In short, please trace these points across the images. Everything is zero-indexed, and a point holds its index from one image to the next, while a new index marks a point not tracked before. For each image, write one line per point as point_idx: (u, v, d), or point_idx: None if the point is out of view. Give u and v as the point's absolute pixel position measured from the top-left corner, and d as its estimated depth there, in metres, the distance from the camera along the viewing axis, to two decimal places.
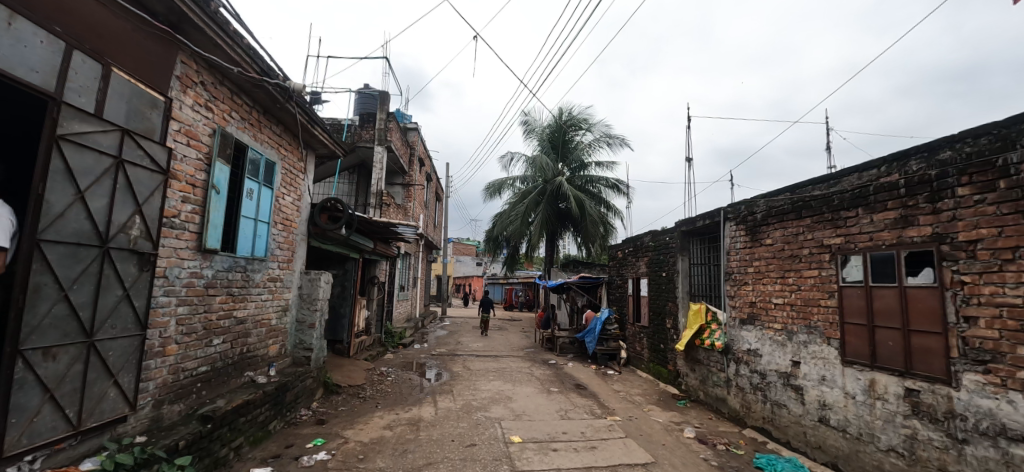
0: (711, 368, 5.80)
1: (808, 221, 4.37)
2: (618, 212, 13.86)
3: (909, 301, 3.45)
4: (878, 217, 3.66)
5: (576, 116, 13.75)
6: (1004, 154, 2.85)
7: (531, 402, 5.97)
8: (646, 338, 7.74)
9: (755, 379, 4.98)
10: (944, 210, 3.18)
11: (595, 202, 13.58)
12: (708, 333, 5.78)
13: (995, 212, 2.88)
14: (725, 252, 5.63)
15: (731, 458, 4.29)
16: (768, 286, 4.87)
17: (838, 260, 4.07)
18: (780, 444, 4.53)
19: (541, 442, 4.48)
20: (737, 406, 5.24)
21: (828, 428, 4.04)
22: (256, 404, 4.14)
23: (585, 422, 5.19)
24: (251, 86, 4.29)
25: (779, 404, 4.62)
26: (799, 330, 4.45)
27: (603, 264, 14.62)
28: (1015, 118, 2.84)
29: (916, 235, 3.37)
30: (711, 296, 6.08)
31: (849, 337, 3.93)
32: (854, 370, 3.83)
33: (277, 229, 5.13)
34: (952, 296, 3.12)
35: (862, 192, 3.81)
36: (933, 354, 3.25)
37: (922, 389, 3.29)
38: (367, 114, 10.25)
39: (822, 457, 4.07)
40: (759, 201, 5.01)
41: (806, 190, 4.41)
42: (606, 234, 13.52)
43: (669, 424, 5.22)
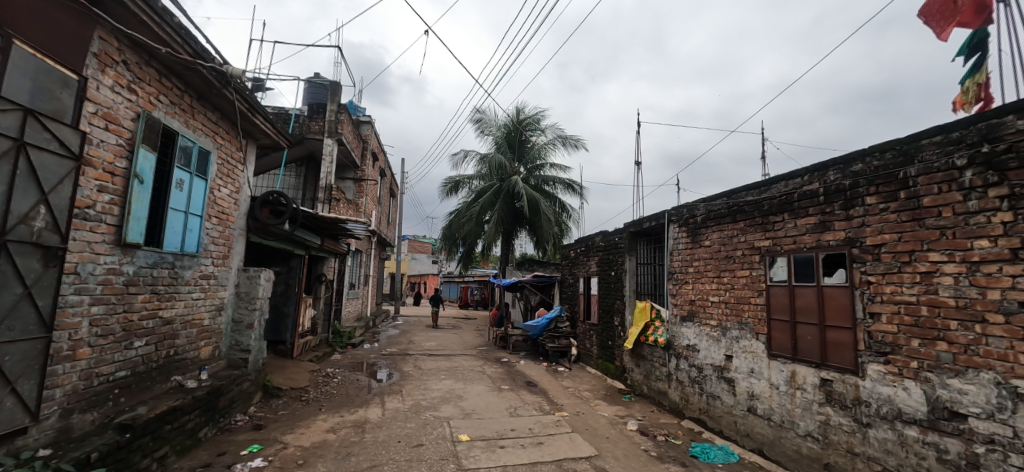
0: (654, 363, 6.07)
1: (742, 224, 4.67)
2: (573, 212, 14.14)
3: (825, 299, 3.78)
4: (801, 222, 3.99)
5: (532, 116, 13.89)
6: (905, 168, 3.19)
7: (481, 401, 5.97)
8: (596, 335, 7.96)
9: (693, 373, 5.26)
10: (855, 217, 3.52)
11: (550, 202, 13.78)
12: (652, 330, 6.04)
13: (896, 219, 3.22)
14: (668, 253, 5.91)
15: (669, 448, 4.51)
16: (706, 285, 5.16)
17: (767, 261, 4.38)
18: (714, 433, 4.83)
19: (489, 440, 4.49)
20: (677, 399, 5.52)
21: (756, 417, 4.35)
22: (184, 411, 3.85)
23: (533, 419, 5.27)
24: (182, 68, 3.97)
25: (713, 396, 4.92)
26: (732, 326, 4.76)
27: (557, 263, 14.90)
28: (914, 136, 3.18)
29: (832, 239, 3.70)
30: (655, 295, 6.36)
31: (775, 333, 4.24)
32: (779, 362, 4.15)
33: (210, 223, 4.78)
34: (860, 294, 3.45)
35: (788, 198, 4.12)
36: (843, 347, 3.59)
37: (834, 379, 3.63)
38: (316, 104, 9.80)
39: (750, 444, 4.39)
40: (699, 205, 5.30)
41: (740, 195, 4.70)
42: (560, 234, 13.74)
43: (614, 418, 5.41)
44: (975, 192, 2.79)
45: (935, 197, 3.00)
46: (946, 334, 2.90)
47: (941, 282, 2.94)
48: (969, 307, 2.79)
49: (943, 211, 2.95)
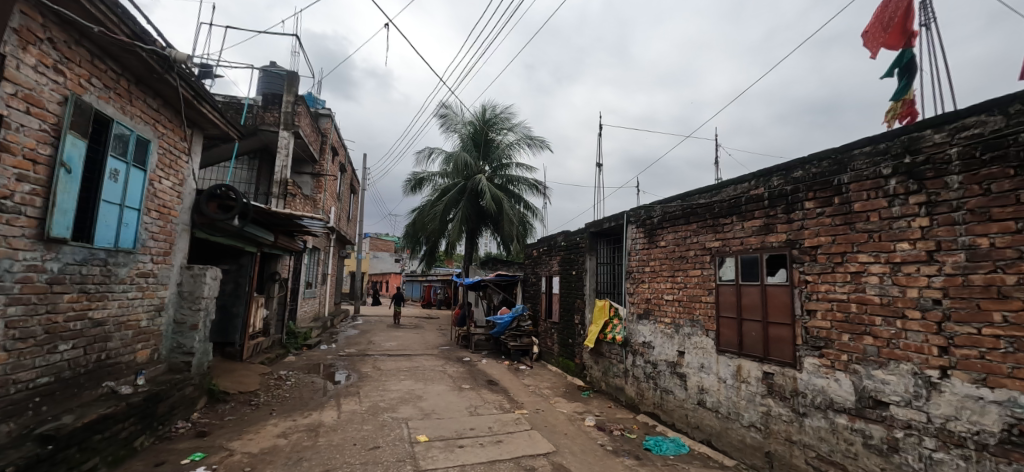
0: (612, 360, 6.23)
1: (694, 226, 4.88)
2: (537, 212, 14.27)
3: (768, 297, 4.01)
4: (748, 224, 4.21)
5: (497, 116, 13.90)
6: (838, 176, 3.45)
7: (441, 400, 5.92)
8: (557, 334, 8.08)
9: (648, 369, 5.45)
10: (795, 220, 3.76)
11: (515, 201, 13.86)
12: (611, 328, 6.21)
13: (831, 222, 3.47)
14: (626, 252, 6.09)
15: (624, 442, 4.65)
16: (661, 284, 5.36)
17: (717, 261, 4.60)
18: (667, 427, 5.03)
19: (447, 440, 4.46)
20: (633, 394, 5.70)
21: (705, 410, 4.56)
22: (118, 419, 3.57)
23: (492, 417, 5.28)
24: (119, 50, 3.68)
25: (666, 391, 5.11)
26: (684, 323, 4.96)
27: (521, 262, 15.01)
28: (846, 146, 3.44)
29: (775, 240, 3.94)
30: (613, 293, 6.53)
31: (723, 329, 4.46)
32: (726, 357, 4.38)
33: (150, 217, 4.46)
34: (799, 293, 3.70)
35: (736, 202, 4.35)
36: (783, 342, 3.83)
37: (775, 372, 3.87)
38: (271, 95, 9.36)
39: (700, 436, 4.60)
40: (656, 206, 5.49)
41: (693, 198, 4.92)
42: (524, 233, 13.85)
43: (572, 414, 5.52)
44: (898, 199, 3.06)
45: (863, 202, 3.26)
46: (872, 329, 3.16)
47: (868, 281, 3.19)
48: (891, 304, 3.06)
49: (871, 216, 3.21)
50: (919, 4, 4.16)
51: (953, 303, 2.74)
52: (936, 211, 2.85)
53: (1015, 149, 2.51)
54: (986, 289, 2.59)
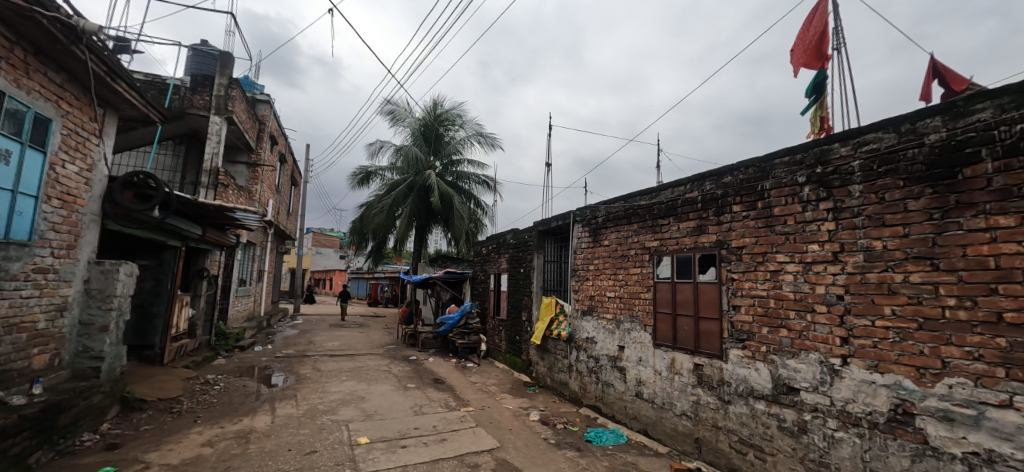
0: (557, 356, 6.39)
1: (635, 226, 5.11)
2: (487, 210, 14.29)
3: (699, 294, 4.29)
4: (683, 225, 4.47)
5: (449, 111, 13.73)
6: (761, 182, 3.75)
7: (385, 401, 5.77)
8: (504, 331, 8.14)
9: (590, 363, 5.64)
10: (724, 222, 4.05)
11: (465, 198, 13.79)
12: (556, 324, 6.36)
13: (754, 225, 3.77)
14: (572, 251, 6.26)
15: (567, 434, 4.80)
16: (604, 282, 5.56)
17: (655, 260, 4.85)
18: (607, 418, 5.24)
19: (389, 441, 4.36)
20: (576, 388, 5.89)
21: (642, 401, 4.80)
22: (7, 434, 3.14)
23: (437, 416, 5.24)
24: (13, 15, 3.23)
25: (607, 384, 5.32)
26: (624, 319, 5.19)
27: (471, 260, 15.00)
28: (769, 156, 3.75)
29: (706, 241, 4.22)
30: (560, 291, 6.68)
31: (660, 325, 4.70)
32: (662, 351, 4.62)
33: (51, 205, 3.97)
34: (726, 289, 3.99)
35: (673, 204, 4.61)
36: (712, 335, 4.11)
37: (705, 364, 4.14)
38: (200, 76, 8.63)
39: (637, 426, 4.83)
40: (600, 206, 5.69)
41: (635, 200, 5.14)
42: (474, 231, 13.82)
43: (517, 410, 5.60)
44: (810, 204, 3.38)
45: (782, 207, 3.57)
46: (787, 322, 3.48)
47: (785, 278, 3.51)
48: (803, 299, 3.38)
49: (788, 220, 3.53)
50: (834, 29, 4.63)
51: (853, 298, 3.08)
52: (841, 216, 3.19)
53: (905, 164, 2.87)
54: (878, 287, 2.95)
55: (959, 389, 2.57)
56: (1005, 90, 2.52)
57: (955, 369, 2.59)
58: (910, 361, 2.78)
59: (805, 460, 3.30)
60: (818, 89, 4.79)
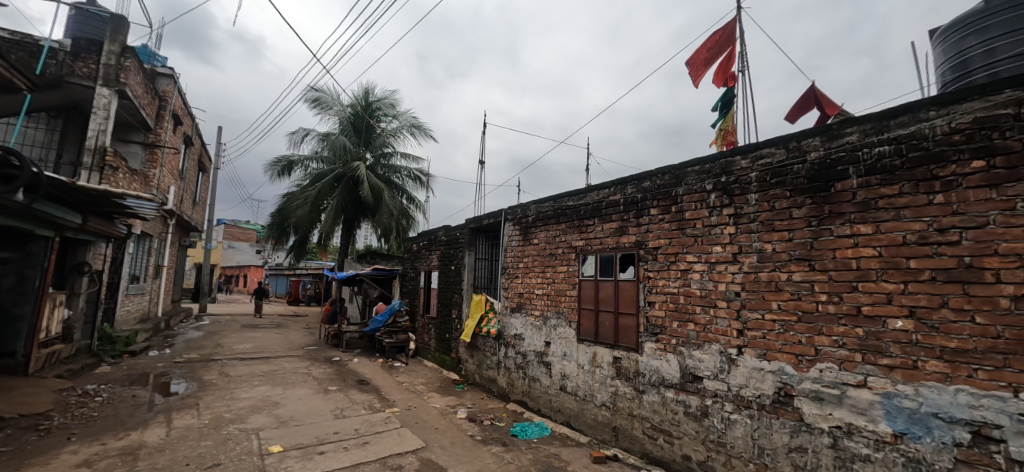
0: (486, 353, 6.43)
1: (563, 226, 5.29)
2: (419, 206, 13.97)
3: (619, 291, 4.55)
4: (607, 226, 4.71)
5: (381, 101, 13.20)
6: (675, 188, 4.06)
7: (302, 406, 5.41)
8: (434, 329, 8.03)
9: (518, 359, 5.75)
10: (642, 224, 4.33)
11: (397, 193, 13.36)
12: (486, 321, 6.40)
13: (669, 227, 4.08)
14: (503, 249, 6.32)
15: (493, 430, 4.85)
16: (532, 279, 5.69)
17: (580, 258, 5.05)
18: (533, 412, 5.39)
19: (305, 447, 4.11)
20: (504, 384, 5.97)
21: (566, 394, 4.99)
22: None
23: (359, 418, 5.03)
24: None
25: (534, 379, 5.47)
26: (551, 315, 5.35)
27: (402, 256, 14.61)
28: (682, 164, 4.06)
29: (627, 241, 4.48)
30: (490, 288, 6.72)
31: (583, 321, 4.92)
32: (585, 345, 4.84)
33: None
34: (643, 287, 4.27)
35: (598, 206, 4.83)
36: (629, 330, 4.39)
37: (622, 357, 4.41)
38: (84, 40, 7.45)
39: (561, 418, 5.03)
40: (531, 206, 5.81)
41: (563, 200, 5.32)
42: (406, 226, 13.43)
43: (445, 408, 5.55)
44: (715, 210, 3.73)
45: (692, 212, 3.90)
46: (694, 317, 3.81)
47: (693, 277, 3.84)
48: (707, 296, 3.73)
49: (697, 223, 3.86)
50: (739, 52, 5.14)
51: (748, 295, 3.45)
52: (740, 221, 3.55)
53: (792, 177, 3.27)
54: (768, 284, 3.34)
55: (827, 372, 2.99)
56: (868, 117, 2.95)
57: (825, 355, 3.01)
58: (791, 349, 3.18)
59: (706, 441, 3.64)
60: (728, 105, 5.31)
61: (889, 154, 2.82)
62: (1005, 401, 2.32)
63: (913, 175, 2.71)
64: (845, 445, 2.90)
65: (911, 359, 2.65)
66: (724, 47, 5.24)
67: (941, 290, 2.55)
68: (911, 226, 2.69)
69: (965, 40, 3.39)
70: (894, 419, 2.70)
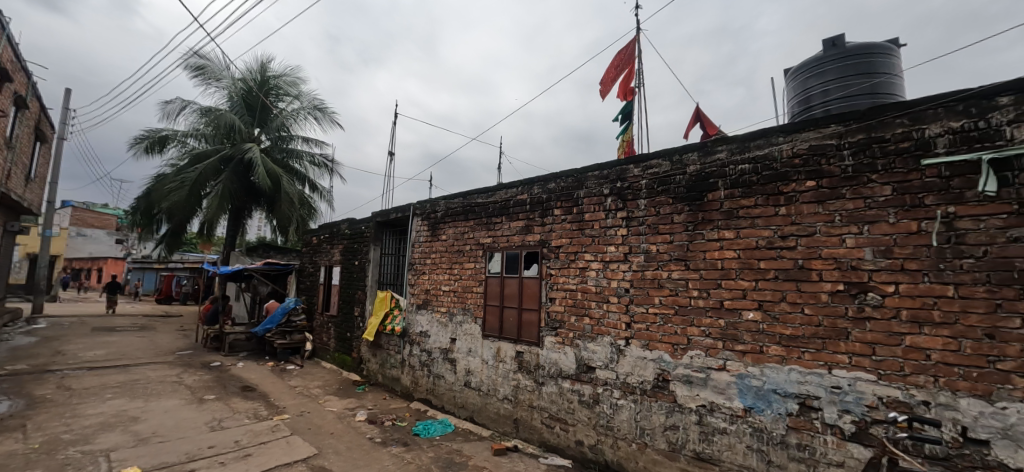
0: (389, 352, 6.23)
1: (471, 223, 5.32)
2: (323, 196, 13.02)
3: (523, 287, 4.70)
4: (513, 224, 4.83)
5: (280, 79, 12.00)
6: (577, 191, 4.30)
7: (169, 419, 4.73)
8: (334, 328, 7.55)
9: (423, 357, 5.67)
10: (547, 224, 4.52)
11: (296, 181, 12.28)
12: (390, 319, 6.19)
13: (570, 227, 4.32)
14: (411, 244, 6.16)
15: (394, 431, 4.72)
16: (439, 276, 5.64)
17: (487, 256, 5.11)
18: (437, 410, 5.35)
19: (170, 467, 3.60)
20: (407, 383, 5.84)
21: (470, 390, 5.04)
22: None
23: (241, 429, 4.54)
24: None
25: (438, 376, 5.43)
26: (457, 311, 5.35)
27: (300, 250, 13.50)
28: (583, 168, 4.31)
29: (532, 239, 4.65)
30: (395, 284, 6.49)
31: (488, 317, 4.99)
32: (489, 341, 4.92)
33: None
34: (545, 284, 4.47)
35: (505, 205, 4.93)
36: (531, 325, 4.56)
37: (525, 351, 4.57)
38: None
39: (464, 414, 5.07)
40: (440, 201, 5.73)
41: (472, 197, 5.34)
42: (306, 217, 12.44)
43: (342, 412, 5.27)
44: (611, 213, 4.03)
45: (591, 213, 4.17)
46: (589, 311, 4.08)
47: (589, 275, 4.11)
48: (601, 292, 4.02)
49: (594, 225, 4.14)
50: (638, 70, 5.62)
51: (635, 291, 3.80)
52: (631, 224, 3.88)
53: (674, 187, 3.66)
54: (652, 281, 3.71)
55: (696, 359, 3.41)
56: (734, 139, 3.41)
57: (694, 343, 3.43)
58: (668, 339, 3.57)
59: (596, 426, 3.94)
60: (627, 118, 5.78)
61: (748, 172, 3.30)
62: (822, 376, 2.86)
63: (765, 190, 3.21)
64: (708, 421, 3.33)
65: (758, 345, 3.14)
66: (626, 63, 5.68)
67: (782, 286, 3.07)
68: (762, 232, 3.18)
69: (807, 81, 4.10)
70: (745, 396, 3.17)
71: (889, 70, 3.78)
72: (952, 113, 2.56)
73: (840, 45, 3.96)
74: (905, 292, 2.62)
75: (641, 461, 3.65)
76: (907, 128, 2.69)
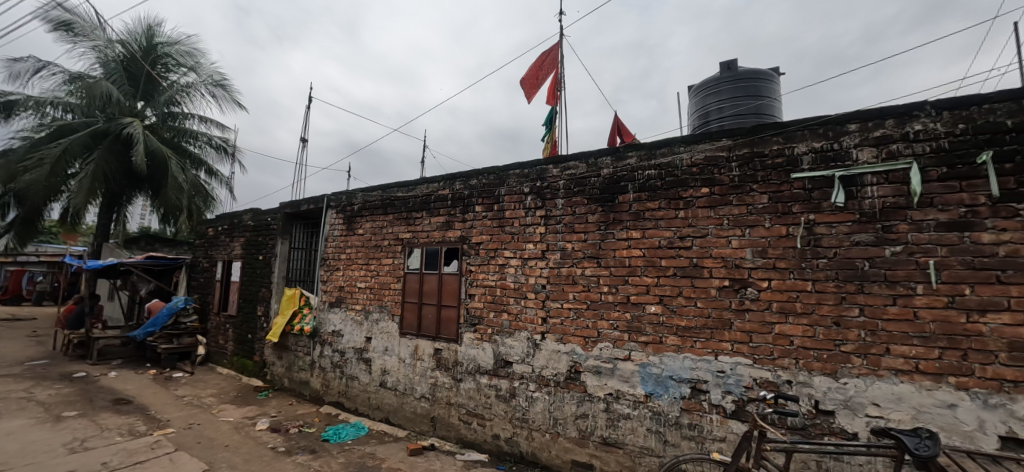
0: (297, 353, 5.80)
1: (391, 217, 5.13)
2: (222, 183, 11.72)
3: (442, 284, 4.64)
4: (434, 220, 4.76)
5: (172, 47, 10.57)
6: (499, 188, 4.35)
7: (13, 443, 3.95)
8: (232, 330, 6.85)
9: (335, 358, 5.37)
10: (468, 220, 4.52)
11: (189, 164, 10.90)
12: (299, 318, 5.77)
13: (491, 224, 4.36)
14: (324, 238, 5.78)
15: (300, 438, 4.41)
16: (355, 272, 5.37)
17: (406, 251, 4.96)
18: (350, 413, 5.11)
19: None
20: (317, 386, 5.49)
21: (385, 390, 4.88)
22: None
23: (111, 448, 3.94)
24: None
25: (351, 377, 5.18)
26: (373, 309, 5.14)
27: (193, 243, 12.02)
28: (505, 166, 4.35)
29: (452, 235, 4.61)
30: (306, 281, 6.06)
31: (406, 314, 4.86)
32: (407, 339, 4.80)
33: None
34: (465, 280, 4.47)
35: (427, 200, 4.84)
36: (450, 321, 4.52)
37: (443, 348, 4.53)
38: None
39: (379, 415, 4.89)
40: (357, 194, 5.46)
41: (392, 191, 5.16)
42: (201, 206, 11.11)
43: (240, 421, 4.81)
44: (530, 212, 4.14)
45: (511, 211, 4.24)
46: (508, 307, 4.16)
47: (509, 271, 4.18)
48: (519, 288, 4.11)
49: (514, 222, 4.22)
50: (560, 74, 5.83)
51: (551, 287, 3.94)
52: (549, 222, 4.02)
53: (590, 188, 3.86)
54: (567, 278, 3.87)
55: (605, 350, 3.63)
56: (642, 146, 3.67)
57: (604, 336, 3.65)
58: (581, 333, 3.76)
59: (512, 419, 4.03)
60: (551, 120, 5.97)
61: (654, 177, 3.58)
62: (711, 363, 3.21)
63: (668, 194, 3.50)
64: (615, 408, 3.57)
65: (659, 336, 3.42)
66: (550, 67, 5.87)
67: (679, 282, 3.38)
68: (664, 233, 3.47)
69: (706, 98, 4.57)
70: (646, 383, 3.45)
71: (769, 94, 4.33)
72: (814, 134, 3.01)
73: (733, 68, 4.46)
74: (776, 287, 3.03)
75: (554, 450, 3.80)
76: (781, 145, 3.10)
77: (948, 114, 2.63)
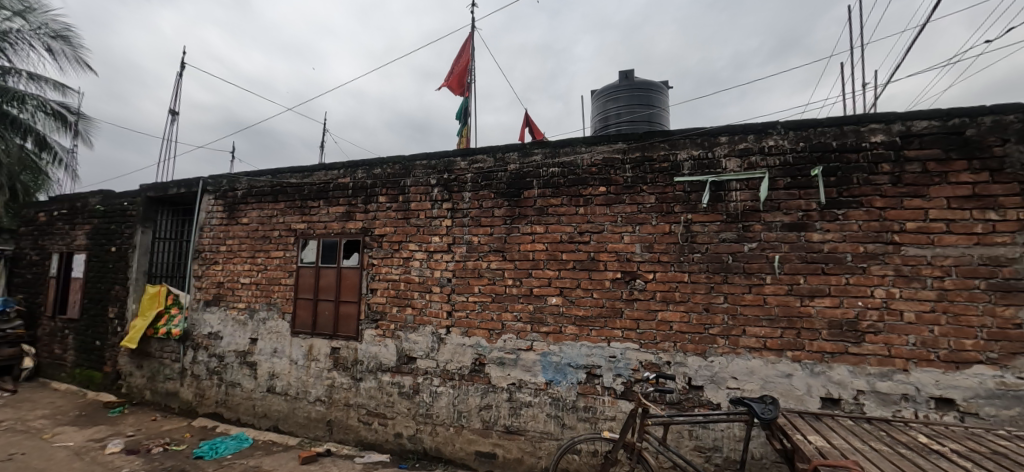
0: (163, 361, 5.03)
1: (281, 205, 4.68)
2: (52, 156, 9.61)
3: (341, 278, 4.37)
4: (332, 210, 4.44)
5: None
6: (404, 179, 4.21)
7: None
8: (73, 336, 5.71)
9: (212, 364, 4.76)
10: (370, 211, 4.30)
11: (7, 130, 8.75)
12: (166, 320, 5.00)
13: (395, 216, 4.20)
14: (198, 228, 5.07)
15: (165, 458, 3.84)
16: (237, 266, 4.80)
17: (300, 243, 4.56)
18: (230, 424, 4.57)
19: None
20: (189, 397, 4.82)
21: (273, 396, 4.45)
22: None
23: None
24: None
25: (233, 384, 4.64)
26: (259, 307, 4.64)
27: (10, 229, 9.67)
28: (410, 156, 4.23)
29: (352, 227, 4.35)
30: (174, 277, 5.26)
31: (299, 311, 4.48)
32: (300, 338, 4.42)
33: None
34: (366, 274, 4.25)
35: (324, 187, 4.49)
36: (350, 318, 4.28)
37: (341, 346, 4.26)
38: None
39: (266, 424, 4.46)
40: (241, 178, 4.88)
41: (283, 177, 4.71)
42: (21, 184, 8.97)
43: (83, 446, 4.03)
44: (437, 204, 4.07)
45: (417, 203, 4.13)
46: (411, 301, 4.05)
47: (413, 264, 4.07)
48: (424, 282, 4.03)
49: (420, 214, 4.11)
50: (472, 67, 5.81)
51: (458, 280, 3.93)
52: (455, 216, 3.99)
53: (496, 183, 3.91)
54: (472, 272, 3.89)
55: (508, 341, 3.73)
56: (547, 144, 3.81)
57: (507, 328, 3.74)
58: (485, 325, 3.81)
59: (415, 416, 3.94)
60: (462, 114, 5.92)
61: (556, 174, 3.74)
62: (604, 349, 3.47)
63: (569, 192, 3.69)
64: (517, 397, 3.68)
65: (558, 326, 3.60)
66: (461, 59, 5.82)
67: (577, 275, 3.59)
68: (566, 229, 3.66)
69: (606, 103, 4.90)
70: (547, 371, 3.61)
71: (659, 104, 4.77)
72: (693, 143, 3.39)
73: (629, 78, 4.83)
74: (660, 278, 3.37)
75: (458, 443, 3.81)
76: (666, 151, 3.45)
77: (792, 134, 3.15)
